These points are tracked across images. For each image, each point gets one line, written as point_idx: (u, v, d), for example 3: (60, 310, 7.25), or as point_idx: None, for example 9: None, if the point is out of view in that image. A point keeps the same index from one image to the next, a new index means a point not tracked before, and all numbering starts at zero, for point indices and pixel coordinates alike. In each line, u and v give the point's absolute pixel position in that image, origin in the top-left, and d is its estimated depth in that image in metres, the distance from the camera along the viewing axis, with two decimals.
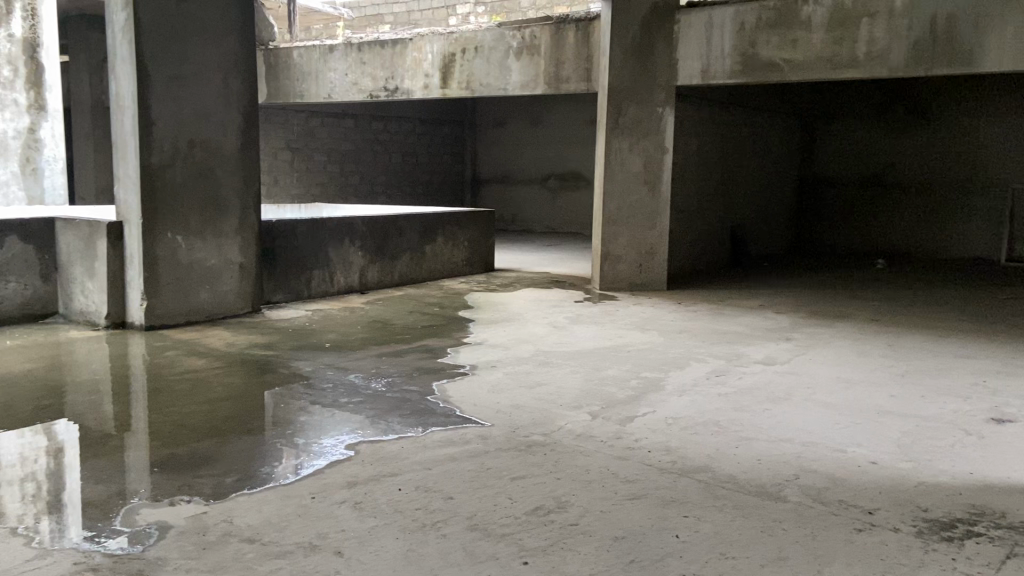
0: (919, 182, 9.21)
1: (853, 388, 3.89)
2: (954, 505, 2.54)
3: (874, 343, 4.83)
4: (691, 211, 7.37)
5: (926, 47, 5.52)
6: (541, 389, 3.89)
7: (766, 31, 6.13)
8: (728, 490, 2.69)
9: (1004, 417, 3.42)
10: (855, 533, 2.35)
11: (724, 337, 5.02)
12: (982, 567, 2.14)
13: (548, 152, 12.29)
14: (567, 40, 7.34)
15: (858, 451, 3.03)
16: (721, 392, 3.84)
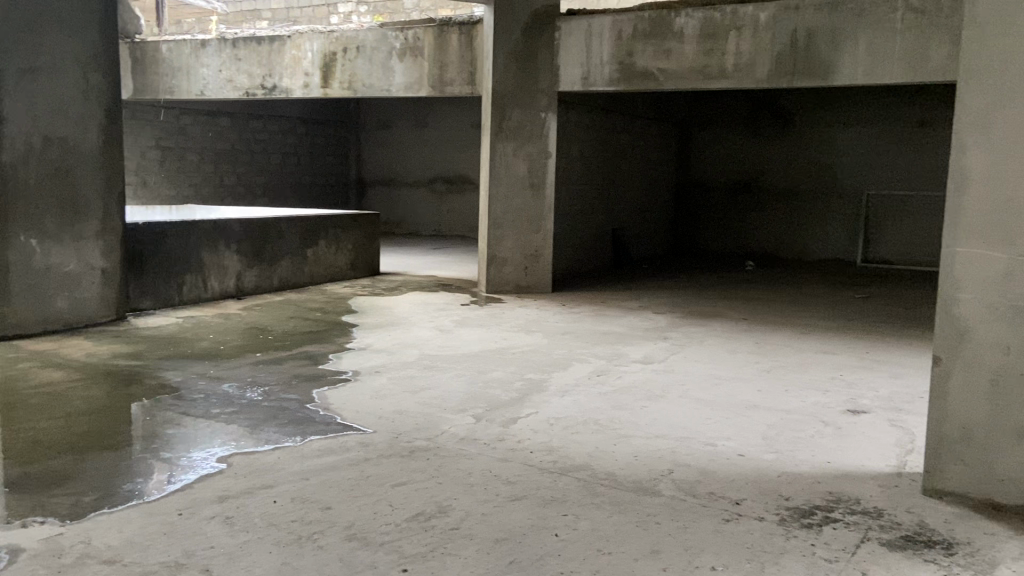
0: (784, 187, 9.75)
1: (724, 384, 4.06)
2: (814, 493, 2.68)
3: (744, 341, 5.07)
4: (574, 215, 7.51)
5: (788, 61, 5.84)
6: (426, 393, 3.87)
7: (642, 41, 6.32)
8: (605, 487, 2.75)
9: (858, 408, 3.66)
10: (723, 524, 2.45)
11: (605, 338, 5.14)
12: (838, 551, 2.27)
13: (434, 154, 12.25)
14: (451, 44, 7.33)
15: (727, 444, 3.16)
16: (601, 391, 3.93)
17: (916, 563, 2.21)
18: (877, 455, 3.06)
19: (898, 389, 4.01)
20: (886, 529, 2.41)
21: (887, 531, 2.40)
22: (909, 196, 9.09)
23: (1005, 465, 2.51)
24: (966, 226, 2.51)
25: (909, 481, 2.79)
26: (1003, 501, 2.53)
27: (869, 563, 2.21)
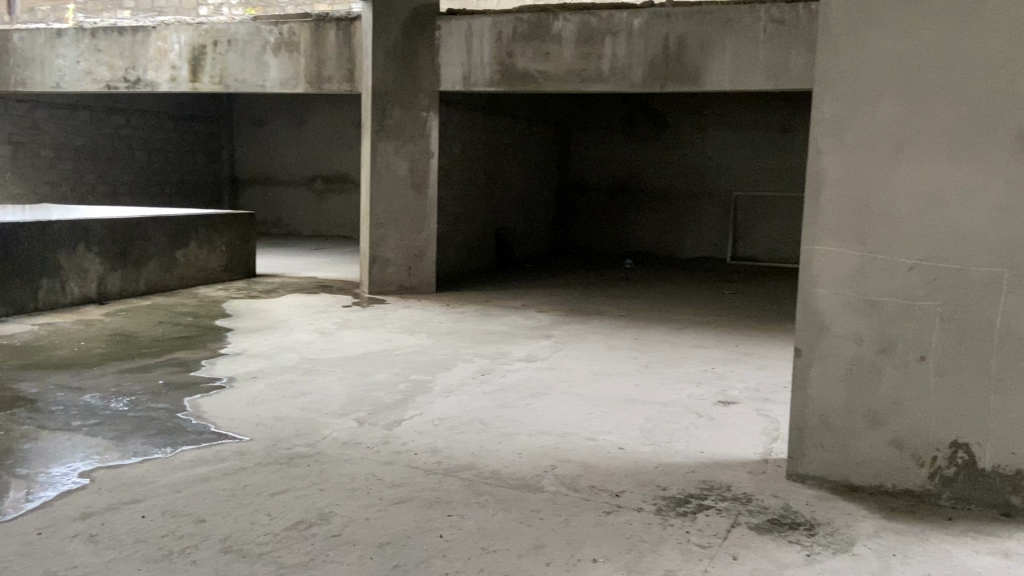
0: (660, 188, 10.11)
1: (605, 379, 4.17)
2: (688, 482, 2.80)
3: (623, 337, 5.21)
4: (457, 214, 7.50)
5: (660, 66, 6.06)
6: (306, 398, 3.76)
7: (521, 43, 6.38)
8: (489, 486, 2.76)
9: (729, 399, 3.84)
10: (604, 516, 2.51)
11: (489, 337, 5.16)
12: (711, 537, 2.37)
13: (312, 152, 11.96)
14: (329, 40, 7.16)
15: (608, 438, 3.25)
16: (485, 391, 3.94)
17: (782, 544, 2.33)
18: (746, 443, 3.22)
19: (765, 380, 4.23)
20: (754, 513, 2.54)
21: (756, 515, 2.53)
22: (773, 197, 9.65)
23: (859, 448, 2.70)
24: (822, 225, 2.68)
25: (775, 467, 2.95)
26: (858, 482, 2.71)
27: (739, 547, 2.32)
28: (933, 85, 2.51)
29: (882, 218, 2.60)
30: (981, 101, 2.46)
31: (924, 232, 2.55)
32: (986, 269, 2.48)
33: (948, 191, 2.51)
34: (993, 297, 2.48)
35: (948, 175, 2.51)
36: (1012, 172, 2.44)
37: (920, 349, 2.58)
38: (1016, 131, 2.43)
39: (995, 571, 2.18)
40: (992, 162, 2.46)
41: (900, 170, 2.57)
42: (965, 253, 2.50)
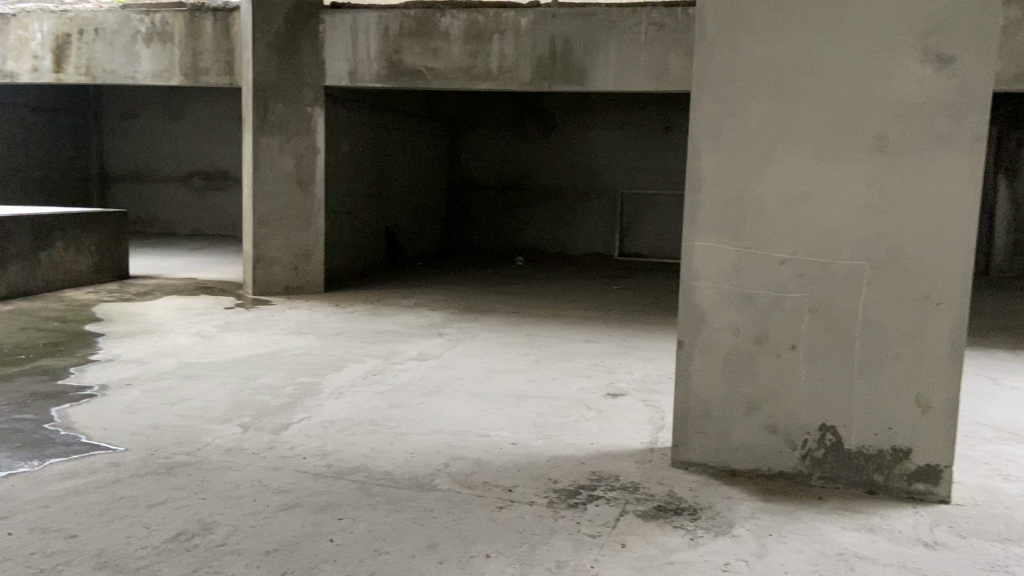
0: (549, 185, 10.27)
1: (498, 376, 4.19)
2: (579, 474, 2.85)
3: (515, 334, 5.25)
4: (345, 212, 7.36)
5: (547, 66, 6.14)
6: (186, 404, 3.60)
7: (408, 39, 6.32)
8: (381, 487, 2.73)
9: (617, 392, 3.94)
10: (497, 511, 2.53)
11: (379, 336, 5.09)
12: (601, 526, 2.43)
13: (190, 148, 11.45)
14: (205, 31, 6.86)
15: (500, 434, 3.27)
16: (376, 391, 3.89)
17: (667, 530, 2.41)
18: (633, 433, 3.31)
19: (652, 372, 4.37)
20: (641, 501, 2.62)
21: (643, 503, 2.60)
22: (657, 194, 9.97)
23: (737, 435, 2.82)
24: (701, 222, 2.78)
25: (660, 455, 3.05)
26: (737, 467, 2.84)
27: (627, 534, 2.38)
28: (800, 89, 2.66)
29: (755, 215, 2.73)
30: (843, 105, 2.62)
31: (794, 228, 2.69)
32: (849, 262, 2.64)
33: (815, 189, 2.66)
34: (856, 289, 2.64)
35: (813, 175, 2.66)
36: (872, 171, 2.61)
37: (792, 340, 2.73)
38: (875, 132, 2.59)
39: (860, 545, 2.33)
40: (854, 162, 2.62)
41: (772, 169, 2.70)
42: (831, 248, 2.65)
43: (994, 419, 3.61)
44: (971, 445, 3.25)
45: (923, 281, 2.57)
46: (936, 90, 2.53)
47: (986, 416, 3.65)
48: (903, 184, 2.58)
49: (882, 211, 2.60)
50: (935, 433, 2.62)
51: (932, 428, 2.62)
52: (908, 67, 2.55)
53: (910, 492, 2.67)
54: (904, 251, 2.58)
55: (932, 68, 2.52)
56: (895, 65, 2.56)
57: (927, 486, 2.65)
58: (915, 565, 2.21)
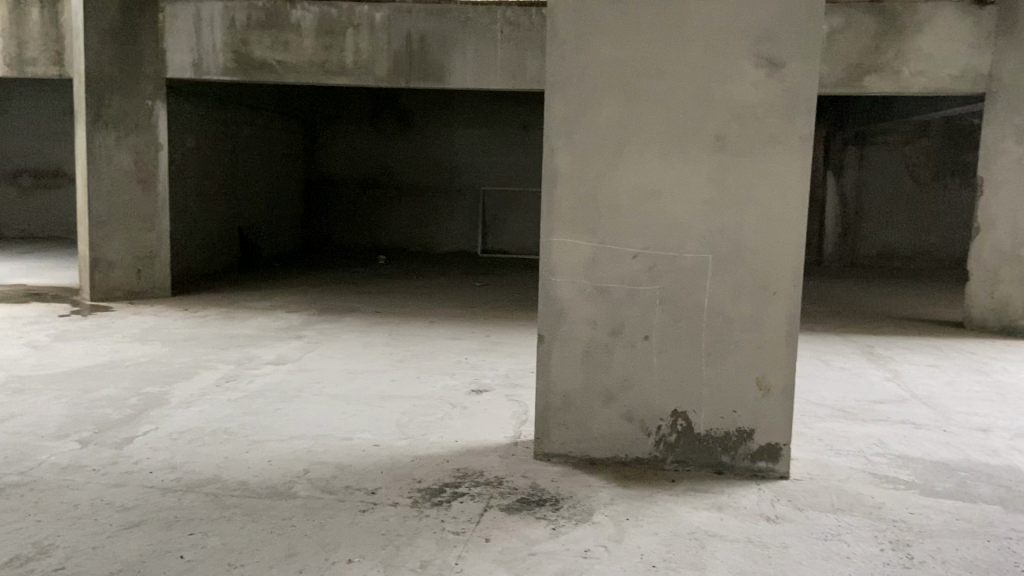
0: (410, 183, 10.21)
1: (359, 377, 4.11)
2: (443, 472, 2.84)
3: (377, 334, 5.17)
4: (193, 211, 6.99)
5: (404, 62, 6.08)
6: (15, 421, 3.31)
7: (257, 31, 6.07)
8: (236, 498, 2.61)
9: (480, 388, 3.97)
10: (358, 515, 2.48)
11: (233, 341, 4.88)
12: (465, 523, 2.43)
13: (17, 144, 10.51)
14: (30, 17, 6.31)
15: (362, 437, 3.20)
16: (230, 398, 3.72)
17: (530, 521, 2.45)
18: (496, 428, 3.34)
19: (515, 367, 4.43)
20: (505, 495, 2.64)
21: (506, 496, 2.63)
22: (518, 191, 10.13)
23: (596, 424, 2.91)
24: (558, 218, 2.84)
25: (524, 448, 3.09)
26: (596, 456, 2.92)
27: (492, 529, 2.40)
28: (647, 90, 2.77)
29: (607, 211, 2.81)
30: (686, 106, 2.75)
31: (644, 223, 2.80)
32: (695, 255, 2.78)
33: (662, 186, 2.78)
34: (701, 280, 2.78)
35: (662, 172, 2.78)
36: (713, 169, 2.75)
37: (644, 330, 2.84)
38: (715, 132, 2.74)
39: (710, 523, 2.45)
40: (697, 160, 2.76)
41: (624, 167, 2.80)
42: (678, 242, 2.78)
43: (827, 398, 3.91)
44: (808, 423, 3.50)
45: (760, 272, 2.74)
46: (768, 93, 2.70)
47: (821, 396, 3.95)
48: (740, 181, 2.73)
49: (723, 207, 2.75)
50: (774, 414, 2.80)
51: (770, 409, 2.80)
52: (743, 71, 2.71)
53: (753, 470, 2.84)
54: (743, 245, 2.75)
55: (764, 73, 2.69)
56: (731, 69, 2.72)
57: (768, 463, 2.83)
58: (758, 538, 2.35)
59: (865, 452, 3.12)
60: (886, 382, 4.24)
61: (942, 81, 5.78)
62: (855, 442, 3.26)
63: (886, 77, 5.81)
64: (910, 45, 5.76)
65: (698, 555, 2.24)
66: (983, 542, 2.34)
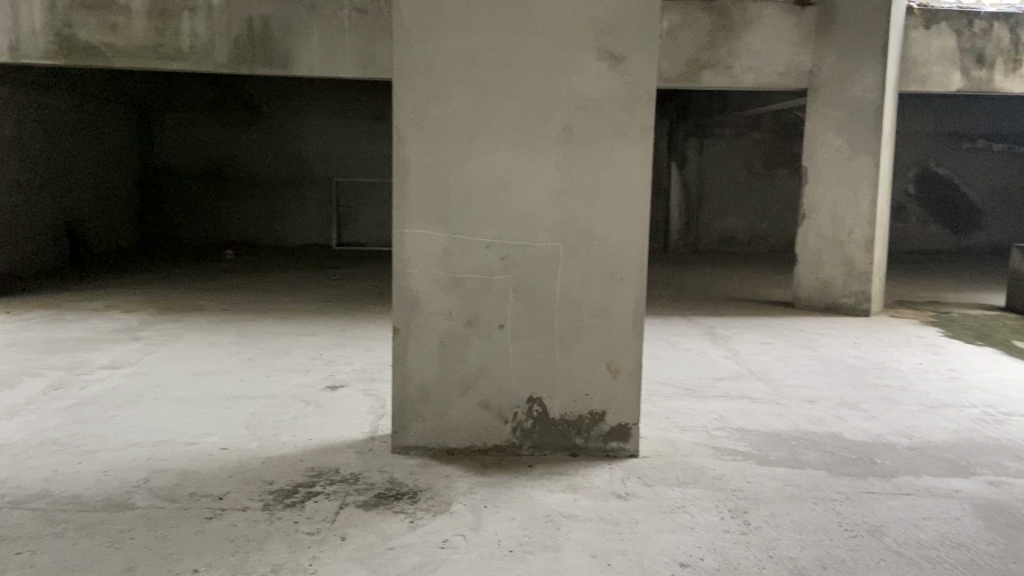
0: (257, 174, 9.92)
1: (205, 378, 3.93)
2: (296, 472, 2.76)
3: (225, 333, 4.95)
4: (14, 206, 6.43)
5: (245, 47, 5.81)
6: None
7: (82, 12, 5.64)
8: (68, 513, 2.42)
9: (336, 383, 3.88)
10: (205, 522, 2.37)
11: (63, 345, 4.52)
12: (320, 522, 2.37)
13: None
14: None
15: (208, 441, 3.05)
16: (59, 407, 3.43)
17: (387, 516, 2.42)
18: (352, 424, 3.28)
19: (371, 360, 4.36)
20: (362, 492, 2.60)
21: (363, 493, 2.59)
22: (372, 182, 10.04)
23: (453, 413, 2.91)
24: (410, 209, 2.81)
25: (381, 443, 3.05)
26: (454, 446, 2.93)
27: (349, 526, 2.36)
28: (495, 81, 2.79)
29: (460, 202, 2.82)
30: (534, 98, 2.80)
31: (497, 213, 2.82)
32: (546, 244, 2.83)
33: (514, 176, 2.81)
34: (553, 268, 2.84)
35: (512, 164, 2.81)
36: (562, 160, 2.81)
37: (499, 319, 2.87)
38: (562, 124, 2.80)
39: (564, 505, 2.52)
40: (546, 151, 2.81)
41: (475, 157, 2.81)
42: (529, 231, 2.83)
43: (673, 377, 4.12)
44: (656, 402, 3.67)
45: (608, 259, 2.84)
46: (611, 86, 2.80)
47: (667, 375, 4.15)
48: (588, 170, 2.81)
49: (572, 196, 2.82)
50: (625, 395, 2.92)
51: (621, 391, 2.91)
52: (587, 64, 2.78)
53: (606, 451, 2.94)
54: (592, 232, 2.83)
55: (607, 66, 2.78)
56: (576, 62, 2.78)
57: (619, 443, 2.94)
58: (610, 516, 2.44)
59: (708, 427, 3.31)
60: (726, 360, 4.52)
61: (771, 77, 6.18)
62: (698, 418, 3.45)
63: (721, 72, 6.16)
64: (741, 42, 6.13)
65: (553, 537, 2.30)
66: (811, 505, 2.53)
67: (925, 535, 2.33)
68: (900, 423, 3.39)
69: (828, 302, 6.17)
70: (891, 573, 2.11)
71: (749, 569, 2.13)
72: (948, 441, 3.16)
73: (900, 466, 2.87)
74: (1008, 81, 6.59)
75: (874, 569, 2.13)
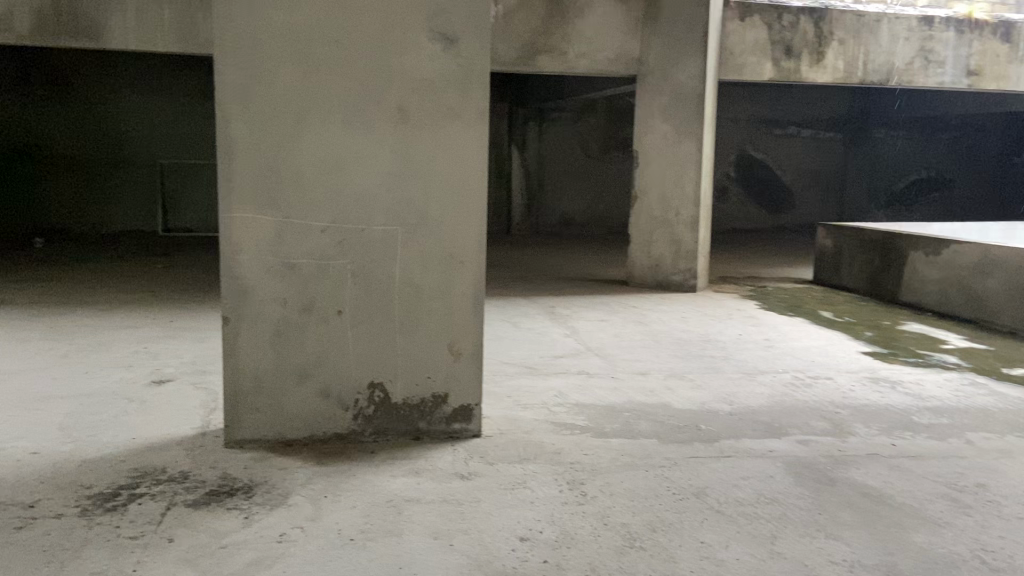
0: (70, 154, 9.20)
1: (10, 378, 3.58)
2: (119, 473, 2.58)
3: (35, 328, 4.54)
4: None
5: (51, 16, 5.35)
6: None
7: None
8: None
9: (162, 378, 3.66)
10: (13, 533, 2.16)
11: None
12: (146, 525, 2.23)
13: None
14: None
15: (15, 446, 2.79)
16: None
17: (220, 513, 2.32)
18: (181, 420, 3.10)
19: (201, 353, 4.14)
20: (191, 490, 2.47)
21: (193, 491, 2.46)
22: (201, 165, 9.56)
23: (289, 403, 2.82)
24: (236, 192, 2.68)
25: (212, 438, 2.91)
26: (292, 436, 2.84)
27: (177, 527, 2.23)
28: (326, 60, 2.70)
29: (291, 184, 2.71)
30: (366, 77, 2.73)
31: (330, 196, 2.74)
32: (383, 227, 2.79)
33: (347, 158, 2.74)
34: (391, 251, 2.81)
35: (344, 145, 2.74)
36: (396, 141, 2.77)
37: (336, 304, 2.80)
38: (395, 105, 2.76)
39: (406, 489, 2.51)
40: (379, 132, 2.76)
41: (306, 138, 2.71)
42: (366, 214, 2.77)
43: (516, 356, 4.20)
44: (497, 381, 3.73)
45: (446, 242, 2.84)
46: (443, 68, 2.78)
47: (509, 355, 4.22)
48: (423, 152, 2.79)
49: (407, 178, 2.79)
50: (466, 376, 2.94)
51: (462, 373, 2.93)
52: (420, 45, 2.75)
53: (449, 432, 2.96)
54: (430, 215, 2.81)
55: (439, 47, 2.76)
56: (408, 42, 2.74)
57: (461, 424, 2.96)
58: (452, 497, 2.46)
59: (547, 404, 3.40)
60: (566, 337, 4.66)
61: (602, 63, 6.40)
62: (538, 395, 3.53)
63: (556, 57, 6.30)
64: (574, 28, 6.30)
65: (395, 522, 2.28)
66: (643, 472, 2.67)
67: (743, 494, 2.52)
68: (723, 390, 3.64)
69: (659, 280, 6.50)
70: (713, 530, 2.27)
71: (585, 538, 2.21)
72: (763, 405, 3.42)
73: (721, 431, 3.08)
74: (813, 72, 7.17)
75: (698, 528, 2.27)
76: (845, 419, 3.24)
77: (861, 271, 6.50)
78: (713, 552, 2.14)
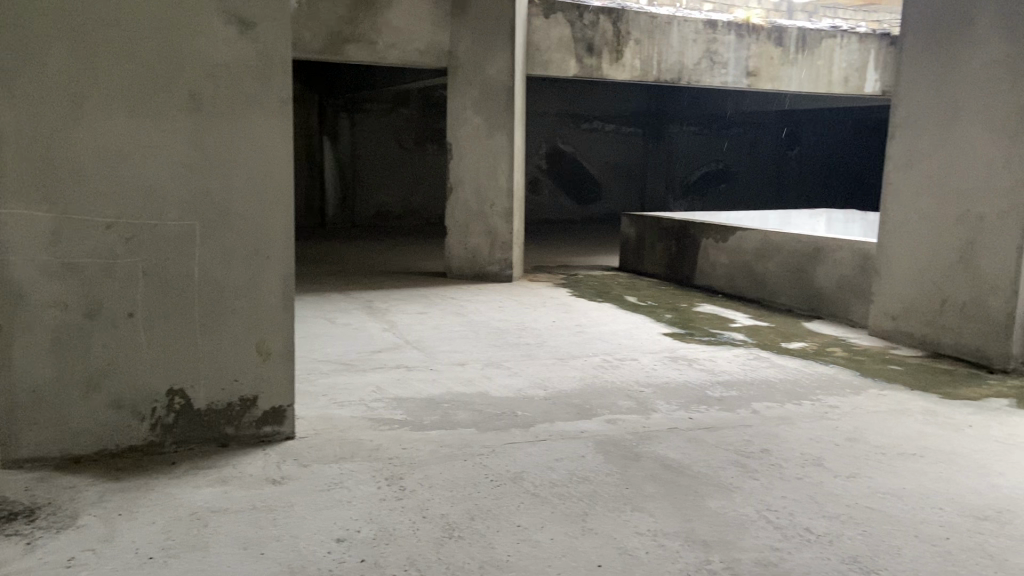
0: None
1: None
2: None
3: None
4: None
5: None
6: None
7: None
8: None
9: None
10: None
11: None
12: None
13: None
14: None
15: None
16: None
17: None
18: None
19: None
20: None
21: None
22: None
23: (75, 417, 2.57)
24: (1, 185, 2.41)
25: None
26: (80, 453, 2.60)
27: None
28: (105, 41, 2.47)
29: (69, 176, 2.47)
30: (153, 61, 2.53)
31: (116, 189, 2.52)
32: (177, 223, 2.60)
33: (134, 148, 2.53)
34: (188, 248, 2.63)
35: (130, 133, 2.53)
36: (190, 130, 2.59)
37: (127, 307, 2.58)
38: (187, 91, 2.58)
39: (212, 500, 2.36)
40: (171, 121, 2.57)
41: (84, 125, 2.48)
42: (157, 208, 2.57)
43: (331, 353, 4.08)
44: (312, 380, 3.61)
45: (250, 237, 2.70)
46: (240, 52, 2.63)
47: (325, 353, 4.10)
48: (221, 142, 2.63)
49: (203, 169, 2.62)
50: (277, 377, 2.82)
51: (272, 374, 2.81)
52: (213, 28, 2.59)
53: (259, 436, 2.82)
54: (230, 208, 2.66)
55: (235, 31, 2.62)
56: (200, 24, 2.57)
57: (272, 427, 2.84)
58: (264, 504, 2.35)
59: (365, 400, 3.34)
60: (384, 332, 4.60)
61: (412, 55, 6.36)
62: (356, 392, 3.46)
63: (364, 47, 6.20)
64: (382, 19, 6.21)
65: (201, 535, 2.14)
66: (461, 462, 2.69)
67: (557, 475, 2.60)
68: (538, 376, 3.74)
69: (476, 270, 6.59)
70: (529, 514, 2.32)
71: (404, 533, 2.18)
72: (576, 388, 3.56)
73: (537, 416, 3.16)
74: (612, 69, 7.53)
75: (515, 513, 2.32)
76: (649, 397, 3.45)
77: (662, 257, 6.92)
78: (529, 535, 2.19)
